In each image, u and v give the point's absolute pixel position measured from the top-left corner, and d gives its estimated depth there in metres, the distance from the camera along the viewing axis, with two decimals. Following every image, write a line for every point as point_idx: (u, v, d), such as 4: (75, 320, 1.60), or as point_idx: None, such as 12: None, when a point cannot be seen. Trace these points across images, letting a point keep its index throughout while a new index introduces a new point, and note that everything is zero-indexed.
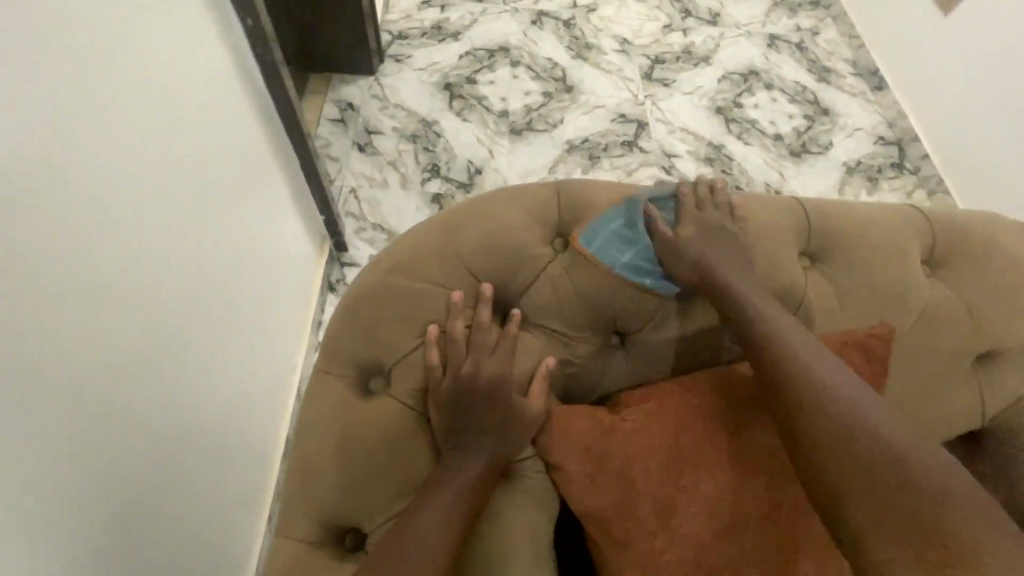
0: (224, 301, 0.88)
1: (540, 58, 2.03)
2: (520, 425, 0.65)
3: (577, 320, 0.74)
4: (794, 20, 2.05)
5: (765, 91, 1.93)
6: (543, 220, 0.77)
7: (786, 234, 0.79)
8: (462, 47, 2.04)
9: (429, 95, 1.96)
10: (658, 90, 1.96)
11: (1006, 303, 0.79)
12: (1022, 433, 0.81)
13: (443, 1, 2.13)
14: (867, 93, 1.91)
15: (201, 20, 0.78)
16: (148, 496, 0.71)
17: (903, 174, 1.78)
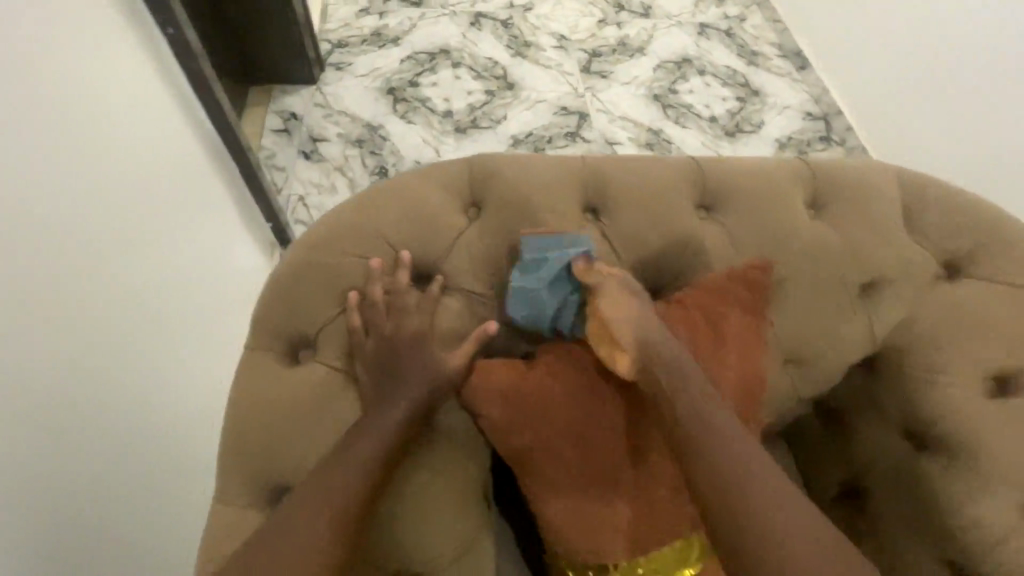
0: (145, 275, 0.96)
1: (480, 59, 2.27)
2: (440, 380, 0.70)
3: (491, 280, 0.79)
4: (721, 10, 2.29)
5: (699, 77, 2.15)
6: (456, 191, 0.82)
7: (680, 190, 0.86)
8: (404, 52, 2.29)
9: (373, 101, 2.18)
10: (596, 83, 2.19)
11: (876, 234, 0.88)
12: (912, 353, 0.89)
13: (381, 10, 2.41)
14: (793, 74, 2.11)
15: (109, 20, 0.90)
16: (75, 442, 0.77)
17: (831, 146, 1.97)
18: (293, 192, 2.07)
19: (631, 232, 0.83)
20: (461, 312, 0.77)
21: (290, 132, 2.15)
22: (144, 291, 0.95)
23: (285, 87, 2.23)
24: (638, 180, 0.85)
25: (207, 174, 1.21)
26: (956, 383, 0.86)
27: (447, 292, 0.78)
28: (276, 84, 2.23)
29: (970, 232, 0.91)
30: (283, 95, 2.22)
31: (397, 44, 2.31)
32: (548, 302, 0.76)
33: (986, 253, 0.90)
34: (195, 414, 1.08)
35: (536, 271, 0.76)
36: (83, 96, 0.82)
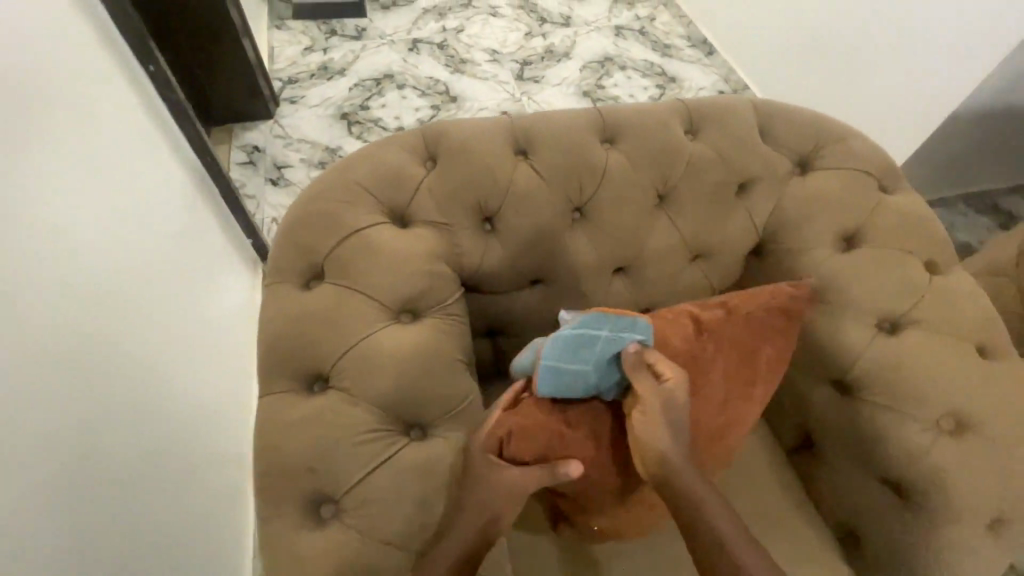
0: (139, 253, 1.17)
1: (422, 79, 2.63)
2: (433, 287, 0.94)
3: (452, 212, 1.01)
4: (633, 13, 2.87)
5: (621, 71, 2.65)
6: (414, 151, 1.05)
7: (587, 128, 1.10)
8: (350, 81, 2.61)
9: (329, 126, 2.48)
10: (531, 87, 2.62)
11: (736, 145, 1.15)
12: (783, 234, 1.15)
13: (325, 46, 2.73)
14: (703, 58, 2.67)
15: (101, 52, 1.14)
16: (95, 370, 0.95)
17: None
18: (266, 216, 2.29)
19: (550, 167, 1.06)
20: (429, 240, 0.99)
21: (255, 163, 2.37)
22: (138, 268, 1.15)
23: (246, 125, 2.46)
24: (553, 125, 1.09)
25: (190, 190, 1.48)
26: (817, 248, 1.12)
27: (417, 225, 1.00)
28: (236, 123, 2.46)
29: (810, 136, 1.20)
30: (245, 131, 2.45)
31: (344, 74, 2.63)
32: (581, 379, 0.83)
33: (824, 150, 1.19)
34: (179, 380, 1.25)
35: (578, 349, 0.83)
36: (90, 111, 1.07)
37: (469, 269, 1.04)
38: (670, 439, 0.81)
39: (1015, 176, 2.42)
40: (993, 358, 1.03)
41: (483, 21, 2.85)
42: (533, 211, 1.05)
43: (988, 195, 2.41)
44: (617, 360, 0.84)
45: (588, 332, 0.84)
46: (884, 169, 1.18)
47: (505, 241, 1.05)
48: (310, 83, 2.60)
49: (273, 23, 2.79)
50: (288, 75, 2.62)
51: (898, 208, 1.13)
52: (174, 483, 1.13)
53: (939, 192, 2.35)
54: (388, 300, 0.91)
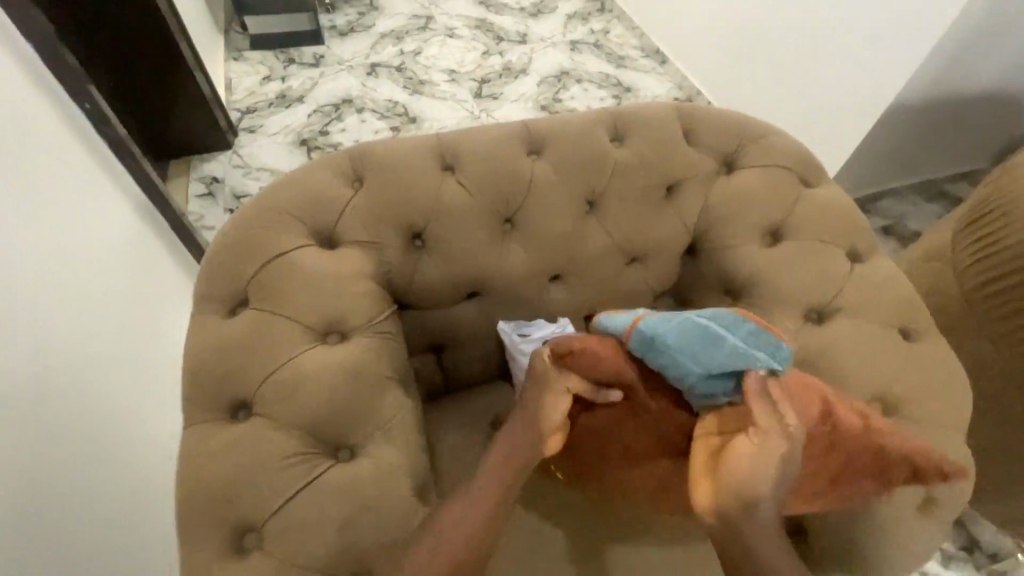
0: (78, 291, 1.14)
1: (380, 102, 2.66)
2: (361, 308, 0.95)
3: (379, 230, 1.02)
4: (587, 27, 2.95)
5: (577, 84, 2.72)
6: (340, 171, 1.05)
7: (513, 141, 1.12)
8: (309, 107, 2.63)
9: (288, 153, 2.49)
10: (490, 104, 2.66)
11: (661, 151, 1.18)
12: (712, 233, 1.18)
13: (282, 75, 2.75)
14: (658, 68, 2.75)
15: (32, 91, 1.12)
16: (29, 412, 0.93)
17: None
18: None
19: (476, 180, 1.07)
20: (358, 258, 1.00)
21: (214, 195, 2.37)
22: (77, 306, 1.12)
23: (204, 156, 2.45)
24: (477, 140, 1.11)
25: (143, 232, 1.48)
26: (744, 244, 1.16)
27: (345, 245, 1.01)
28: (195, 155, 2.45)
29: (733, 137, 1.23)
30: (203, 163, 2.44)
31: (302, 101, 2.66)
32: (682, 363, 0.88)
33: (747, 149, 1.22)
34: (136, 417, 1.22)
35: (703, 342, 0.87)
36: (19, 150, 1.05)
37: (402, 285, 1.05)
38: (774, 485, 0.76)
39: (956, 164, 2.51)
40: (916, 339, 1.06)
41: (441, 41, 2.90)
42: (462, 224, 1.06)
43: (934, 184, 2.50)
44: (735, 372, 0.85)
45: (716, 333, 0.87)
46: (805, 164, 1.22)
47: (436, 254, 1.06)
48: (268, 112, 2.61)
49: (231, 54, 2.80)
50: (246, 105, 2.63)
51: (819, 200, 1.17)
52: (129, 524, 1.08)
53: (894, 181, 2.44)
54: (315, 321, 0.92)
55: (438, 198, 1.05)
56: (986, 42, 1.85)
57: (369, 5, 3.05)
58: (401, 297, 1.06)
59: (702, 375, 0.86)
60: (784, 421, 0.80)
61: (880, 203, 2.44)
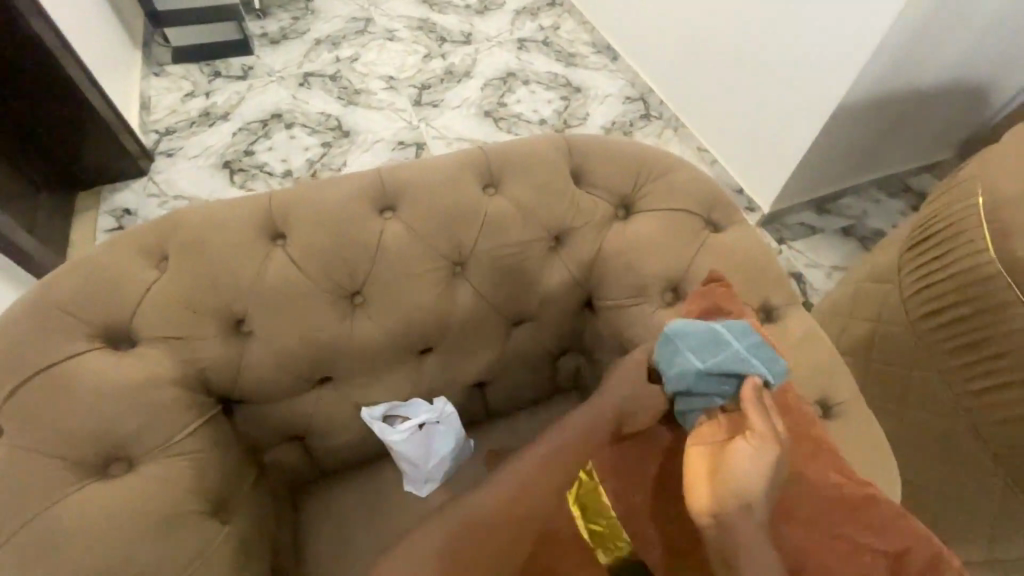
0: None
1: (312, 115, 2.34)
2: (159, 421, 0.78)
3: (187, 321, 0.85)
4: (537, 23, 2.70)
5: (524, 86, 2.48)
6: (141, 251, 0.87)
7: (364, 197, 0.96)
8: (234, 125, 2.29)
9: (207, 178, 2.13)
10: (429, 113, 2.39)
11: (543, 196, 1.01)
12: (607, 287, 1.02)
13: (207, 89, 2.39)
14: (609, 65, 2.54)
15: None
16: None
17: (652, 121, 2.36)
18: None
19: (309, 251, 0.91)
20: (157, 358, 0.82)
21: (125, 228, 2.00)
22: None
23: (115, 186, 2.09)
24: (315, 197, 0.94)
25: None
26: (644, 302, 0.99)
27: (142, 342, 0.83)
28: (104, 185, 2.08)
29: (629, 172, 1.06)
30: (114, 193, 2.08)
31: (227, 118, 2.30)
32: (681, 362, 0.70)
33: (646, 187, 1.05)
34: None
35: (704, 341, 0.71)
36: None
37: (224, 381, 0.87)
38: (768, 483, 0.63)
39: (928, 154, 2.26)
40: (836, 412, 0.91)
41: (380, 45, 2.58)
42: (295, 304, 0.89)
43: (895, 175, 2.26)
44: (736, 381, 0.69)
45: (723, 334, 0.72)
46: (713, 201, 1.05)
47: (265, 343, 0.89)
48: (189, 132, 2.25)
49: (151, 69, 2.43)
50: (163, 126, 2.26)
51: (726, 246, 1.00)
52: None
53: (859, 178, 2.19)
54: (85, 454, 0.74)
55: (265, 275, 0.88)
56: (935, 35, 1.65)
57: (304, 7, 2.69)
58: (227, 393, 0.89)
59: (704, 373, 0.69)
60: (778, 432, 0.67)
61: (839, 203, 2.22)
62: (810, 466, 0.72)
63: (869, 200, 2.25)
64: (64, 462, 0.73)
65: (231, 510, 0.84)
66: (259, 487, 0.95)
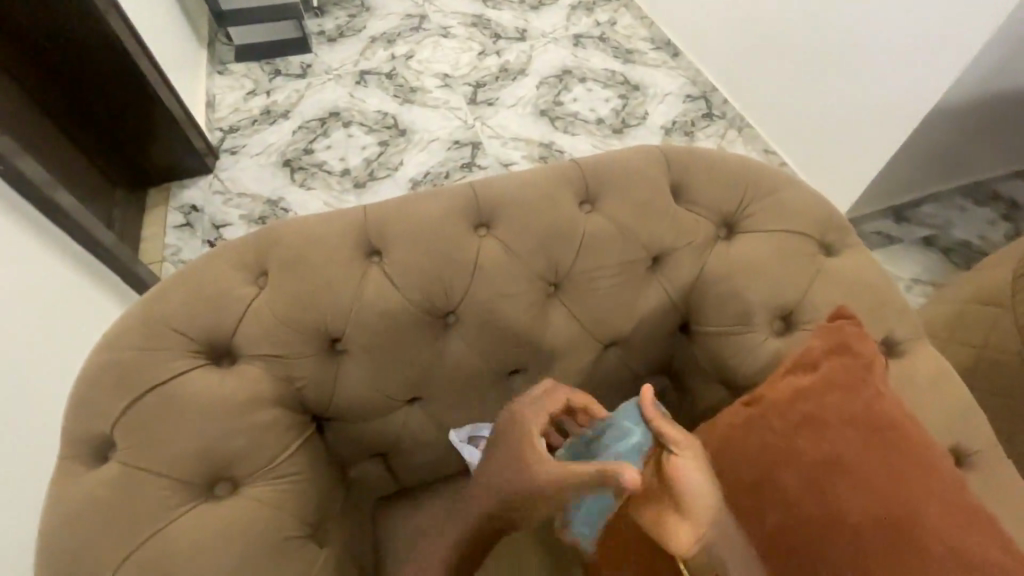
0: None
1: (369, 113, 2.30)
2: (263, 444, 0.78)
3: (286, 340, 0.83)
4: (593, 17, 2.58)
5: (580, 84, 2.37)
6: (240, 265, 0.86)
7: (456, 213, 0.93)
8: (294, 123, 2.27)
9: (270, 176, 2.12)
10: (485, 111, 2.31)
11: (640, 215, 0.96)
12: (705, 313, 0.96)
13: (268, 87, 2.39)
14: (668, 61, 2.41)
15: None
16: None
17: (714, 121, 2.22)
18: None
19: (405, 271, 0.88)
20: (258, 377, 0.81)
21: (193, 225, 2.02)
22: None
23: (183, 182, 2.11)
24: (408, 213, 0.91)
25: (73, 276, 1.36)
26: (752, 331, 0.92)
27: (242, 360, 0.82)
28: (172, 181, 2.10)
29: (734, 190, 0.99)
30: (183, 190, 2.09)
31: (288, 116, 2.29)
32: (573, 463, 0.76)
33: (753, 207, 0.98)
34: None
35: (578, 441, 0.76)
36: None
37: (318, 401, 0.86)
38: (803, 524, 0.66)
39: None
40: (968, 463, 0.82)
41: (434, 42, 2.51)
42: (389, 325, 0.87)
43: (983, 183, 2.06)
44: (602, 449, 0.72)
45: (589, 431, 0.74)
46: (825, 223, 0.97)
47: (359, 364, 0.87)
48: (251, 130, 2.25)
49: (215, 67, 2.45)
50: (227, 124, 2.27)
51: (842, 274, 0.92)
52: None
53: (947, 185, 2.02)
54: (193, 474, 0.74)
55: (360, 295, 0.86)
56: None
57: (360, 4, 2.66)
58: (321, 411, 0.88)
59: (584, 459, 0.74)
60: (862, 481, 0.65)
61: (921, 210, 2.02)
62: (957, 535, 0.62)
63: (952, 208, 2.04)
64: (174, 483, 0.74)
65: (326, 532, 0.83)
66: (346, 506, 0.94)
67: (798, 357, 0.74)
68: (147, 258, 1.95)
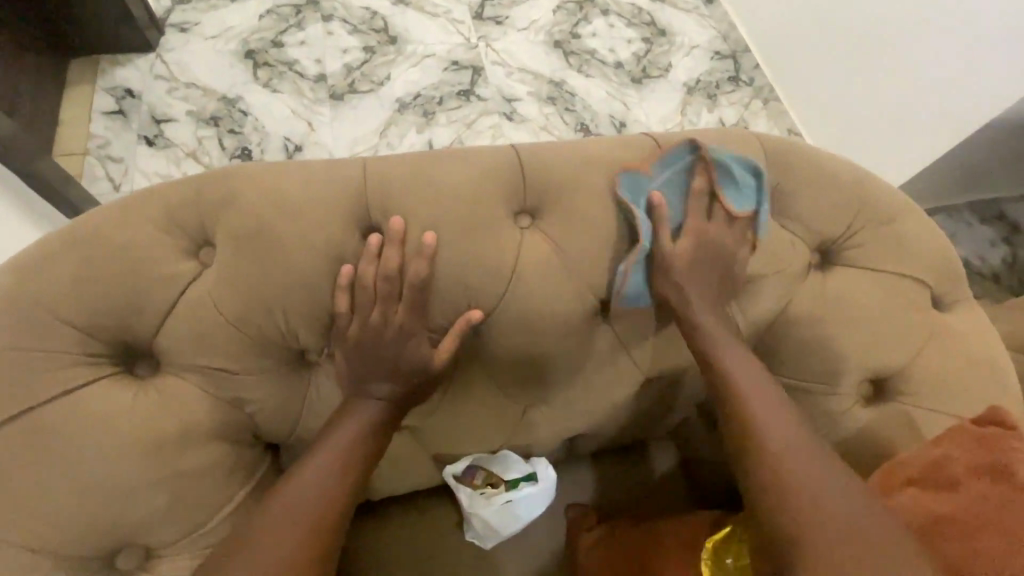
0: None
1: (355, 9, 1.76)
2: (193, 496, 0.57)
3: (238, 350, 0.58)
4: None
5: (602, 18, 1.77)
6: (172, 227, 0.59)
7: (494, 190, 0.67)
8: (261, 5, 1.74)
9: (226, 66, 1.64)
10: (491, 30, 1.74)
11: (733, 226, 0.73)
12: (783, 358, 0.76)
13: None
14: (699, 7, 1.79)
15: None
16: None
17: (740, 87, 1.65)
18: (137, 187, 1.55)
19: (418, 279, 0.61)
20: (194, 400, 0.57)
21: (127, 114, 1.58)
22: None
23: (117, 57, 1.64)
24: (426, 184, 0.65)
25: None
26: (836, 392, 0.74)
27: (167, 371, 0.58)
28: (103, 54, 1.64)
29: (844, 209, 0.77)
30: (115, 67, 1.63)
31: None
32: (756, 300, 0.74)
33: (864, 235, 0.77)
34: None
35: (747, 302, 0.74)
36: None
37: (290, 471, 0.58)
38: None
39: None
40: None
41: None
42: (397, 359, 0.61)
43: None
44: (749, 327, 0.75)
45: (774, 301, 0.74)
46: (945, 270, 0.78)
47: (356, 422, 0.60)
48: (206, 4, 1.74)
49: None
50: None
51: (953, 335, 0.75)
52: None
53: None
54: (89, 540, 0.54)
55: (354, 304, 0.60)
56: None
57: None
58: (283, 442, 0.64)
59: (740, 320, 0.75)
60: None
61: None
62: None
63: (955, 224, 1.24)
64: (64, 546, 0.54)
65: None
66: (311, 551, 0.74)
67: (927, 462, 0.61)
68: (63, 151, 1.54)
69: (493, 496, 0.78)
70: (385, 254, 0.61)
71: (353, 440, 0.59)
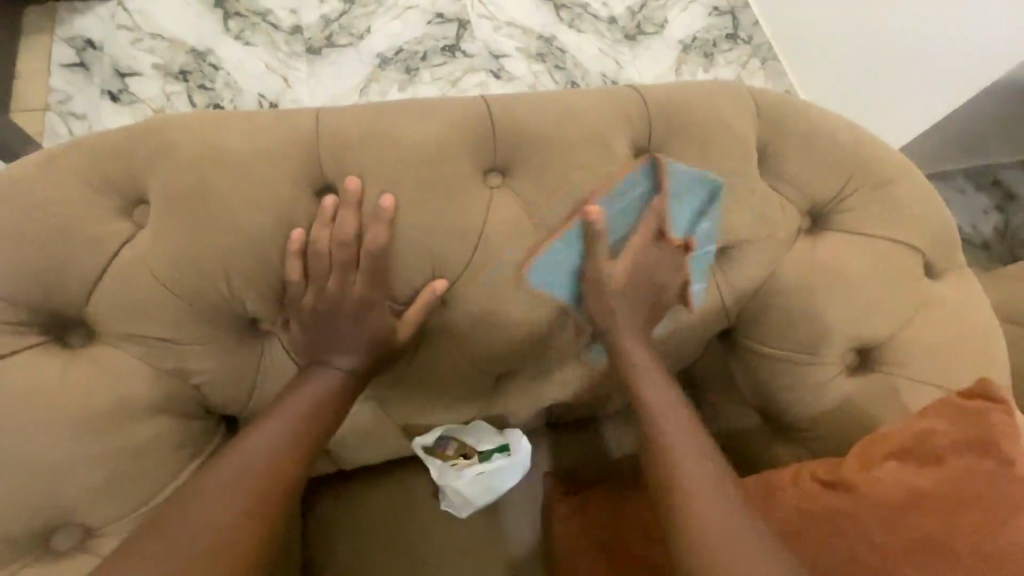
0: None
1: None
2: (132, 472, 0.53)
3: (179, 320, 0.54)
4: None
5: None
6: (104, 185, 0.54)
7: (461, 146, 0.62)
8: None
9: (197, 16, 1.40)
10: None
11: (719, 188, 0.68)
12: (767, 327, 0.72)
13: None
14: None
15: None
16: None
17: (737, 45, 1.41)
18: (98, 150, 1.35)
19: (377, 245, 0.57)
20: (132, 372, 0.53)
21: (88, 67, 1.36)
22: None
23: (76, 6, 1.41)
24: (386, 137, 0.59)
25: None
26: (820, 363, 0.72)
27: (101, 340, 0.54)
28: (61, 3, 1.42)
29: (836, 171, 0.72)
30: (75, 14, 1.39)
31: None
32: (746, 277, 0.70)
33: (857, 199, 0.73)
34: None
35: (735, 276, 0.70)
36: None
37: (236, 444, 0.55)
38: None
39: None
40: None
41: None
42: (356, 330, 0.57)
43: (995, 167, 1.21)
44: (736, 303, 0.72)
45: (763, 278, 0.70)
46: (939, 235, 0.74)
47: (310, 395, 0.57)
48: None
49: None
50: None
51: (942, 302, 0.73)
52: None
53: None
54: (22, 520, 0.51)
55: (308, 271, 0.56)
56: None
57: None
58: (238, 416, 0.61)
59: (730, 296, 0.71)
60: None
61: None
62: None
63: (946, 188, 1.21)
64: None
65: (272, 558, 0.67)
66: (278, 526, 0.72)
67: (912, 435, 0.58)
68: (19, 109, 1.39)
69: (463, 467, 0.76)
70: (341, 215, 0.56)
71: (307, 414, 0.56)
